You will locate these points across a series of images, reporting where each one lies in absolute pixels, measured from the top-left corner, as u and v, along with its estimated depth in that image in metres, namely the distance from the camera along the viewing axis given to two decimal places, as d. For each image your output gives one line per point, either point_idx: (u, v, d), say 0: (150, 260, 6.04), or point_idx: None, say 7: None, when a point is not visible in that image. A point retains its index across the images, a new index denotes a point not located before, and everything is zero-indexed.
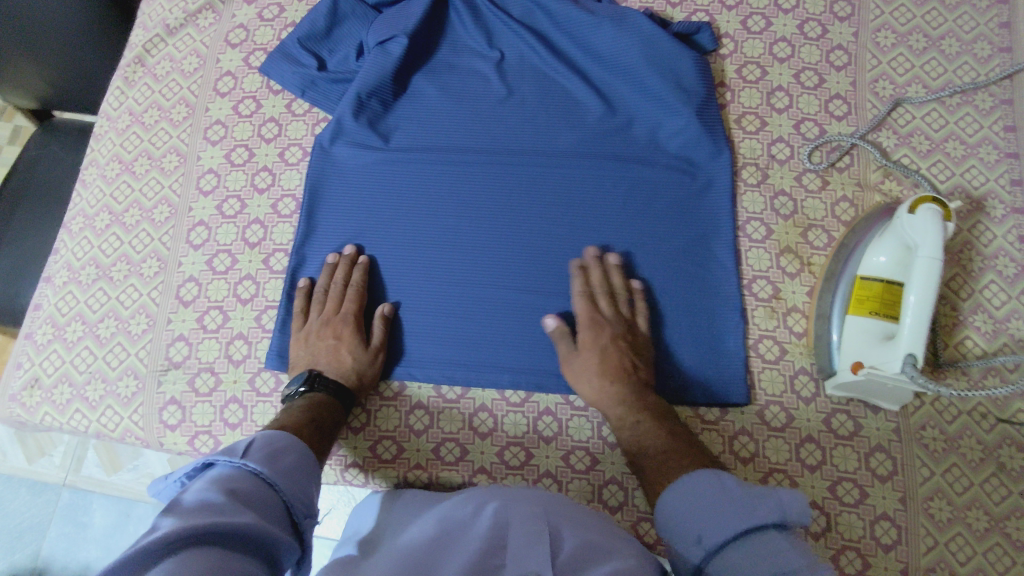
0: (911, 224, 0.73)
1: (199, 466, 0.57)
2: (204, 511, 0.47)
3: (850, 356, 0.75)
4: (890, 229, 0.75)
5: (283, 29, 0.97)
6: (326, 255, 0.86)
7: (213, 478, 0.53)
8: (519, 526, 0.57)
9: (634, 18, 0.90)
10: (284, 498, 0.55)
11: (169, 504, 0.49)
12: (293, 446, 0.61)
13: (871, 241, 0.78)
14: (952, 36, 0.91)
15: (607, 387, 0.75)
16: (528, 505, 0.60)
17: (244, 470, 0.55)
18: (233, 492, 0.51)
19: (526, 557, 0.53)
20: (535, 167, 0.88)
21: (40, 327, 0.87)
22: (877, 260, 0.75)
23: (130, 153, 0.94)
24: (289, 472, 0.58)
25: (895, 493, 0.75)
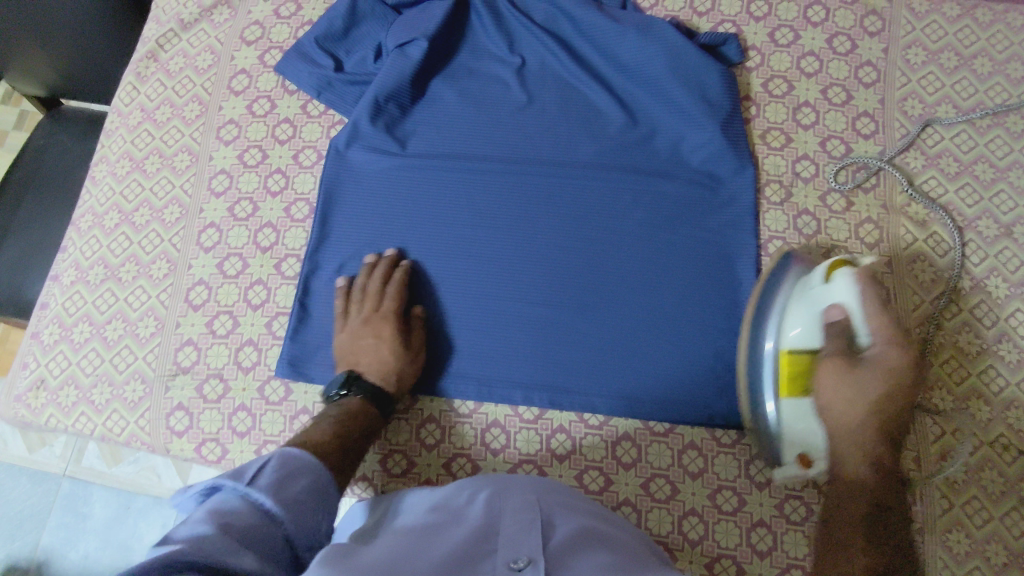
0: (829, 291, 0.71)
1: (208, 488, 0.54)
2: (193, 551, 0.44)
3: (793, 444, 0.72)
4: (801, 299, 0.73)
5: (299, 27, 0.95)
6: (365, 256, 0.84)
7: (214, 508, 0.50)
8: (512, 517, 0.55)
9: (659, 28, 0.88)
10: (287, 531, 0.52)
11: (161, 538, 0.46)
12: (311, 467, 0.57)
13: (786, 309, 0.74)
14: (985, 55, 0.89)
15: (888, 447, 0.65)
16: (522, 494, 0.58)
17: (247, 501, 0.52)
18: (227, 529, 0.48)
19: (523, 548, 0.51)
20: (554, 178, 0.86)
21: (47, 327, 0.85)
22: (797, 333, 0.72)
23: (141, 150, 0.92)
24: (300, 499, 0.54)
25: (914, 524, 0.73)
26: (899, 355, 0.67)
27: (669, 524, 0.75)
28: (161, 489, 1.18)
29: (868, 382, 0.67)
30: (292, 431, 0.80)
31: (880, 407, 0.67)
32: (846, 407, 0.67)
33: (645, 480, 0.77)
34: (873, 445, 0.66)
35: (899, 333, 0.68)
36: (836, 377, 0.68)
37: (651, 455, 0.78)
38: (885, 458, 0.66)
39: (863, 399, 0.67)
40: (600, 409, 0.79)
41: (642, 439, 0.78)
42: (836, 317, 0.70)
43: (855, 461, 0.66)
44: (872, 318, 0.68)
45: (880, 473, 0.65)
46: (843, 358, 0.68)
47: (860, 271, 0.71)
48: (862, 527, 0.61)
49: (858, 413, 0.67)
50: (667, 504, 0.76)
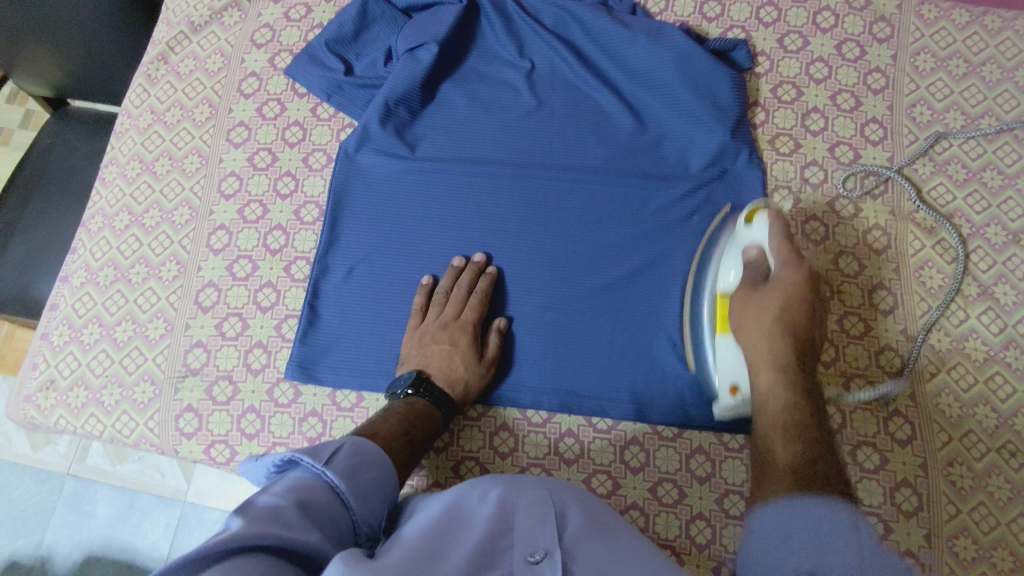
0: (749, 233, 0.73)
1: (286, 462, 0.56)
2: (274, 520, 0.46)
3: (727, 375, 0.72)
4: (731, 246, 0.76)
5: (309, 30, 0.95)
6: (453, 257, 0.84)
7: (292, 483, 0.52)
8: (525, 511, 0.54)
9: (669, 33, 0.88)
10: (354, 517, 0.53)
11: (245, 501, 0.49)
12: (378, 460, 0.59)
13: (722, 257, 0.77)
14: (993, 62, 0.89)
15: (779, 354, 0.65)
16: (534, 489, 0.57)
17: (321, 481, 0.54)
18: (303, 505, 0.50)
19: (539, 541, 0.51)
20: (562, 183, 0.86)
21: (57, 327, 0.86)
22: (729, 276, 0.74)
23: (151, 152, 0.92)
24: (367, 489, 0.55)
25: (921, 530, 0.73)
26: (796, 276, 0.67)
27: (677, 528, 0.75)
28: (164, 487, 1.18)
29: (770, 301, 0.67)
30: (301, 433, 0.80)
31: (788, 321, 0.66)
32: (754, 330, 0.67)
33: (653, 484, 0.77)
34: (785, 355, 0.65)
35: (794, 256, 0.68)
36: (745, 301, 0.69)
37: (659, 459, 0.78)
38: (796, 371, 0.64)
39: (767, 315, 0.66)
40: (608, 414, 0.79)
41: (650, 443, 0.78)
42: (751, 255, 0.71)
43: (767, 377, 0.64)
44: (775, 246, 0.69)
45: (792, 381, 0.63)
46: (748, 285, 0.70)
47: (773, 210, 0.72)
48: (786, 440, 0.59)
49: (767, 335, 0.66)
50: (675, 508, 0.76)
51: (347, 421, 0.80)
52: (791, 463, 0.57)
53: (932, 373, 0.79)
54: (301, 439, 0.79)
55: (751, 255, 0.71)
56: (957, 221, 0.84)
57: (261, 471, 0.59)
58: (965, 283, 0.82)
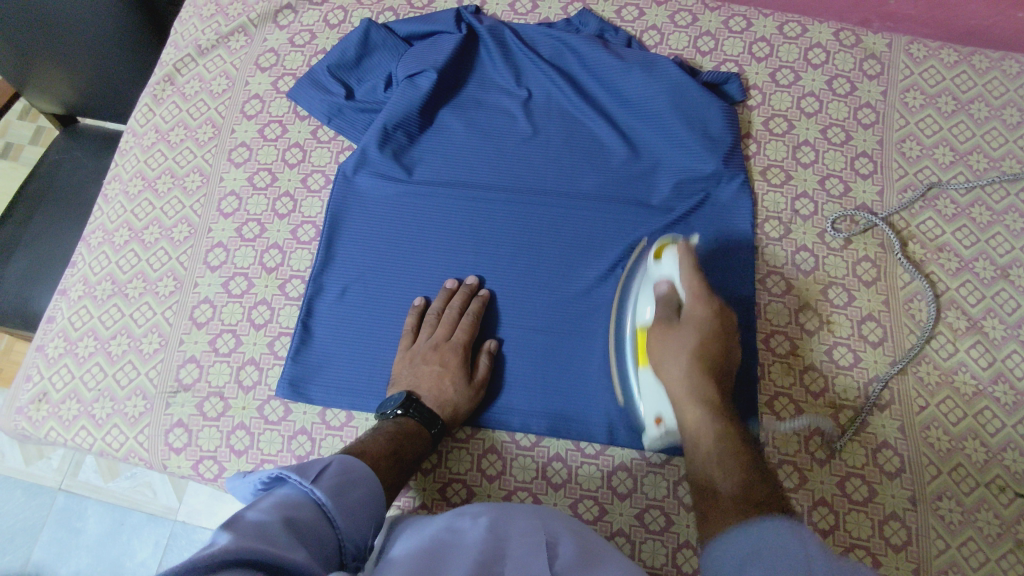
0: (659, 269, 0.75)
1: (274, 479, 0.56)
2: (260, 536, 0.46)
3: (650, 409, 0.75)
4: (642, 282, 0.79)
5: (313, 56, 0.98)
6: (445, 280, 0.85)
7: (279, 500, 0.52)
8: (518, 540, 0.54)
9: (662, 65, 0.90)
10: (340, 535, 0.53)
11: (231, 516, 0.49)
12: (365, 481, 0.59)
13: (635, 294, 0.79)
14: (981, 101, 0.91)
15: (698, 381, 0.68)
16: (527, 518, 0.57)
17: (308, 498, 0.54)
18: (290, 522, 0.50)
19: (533, 566, 0.50)
20: (555, 209, 0.88)
21: (53, 340, 0.86)
22: (645, 311, 0.76)
23: (154, 170, 0.94)
24: (354, 508, 0.56)
25: (909, 564, 0.73)
26: (708, 314, 0.71)
27: (663, 556, 0.75)
28: (155, 505, 1.18)
29: (682, 342, 0.69)
30: (289, 451, 0.80)
31: (702, 357, 0.69)
32: (674, 365, 0.70)
33: (640, 511, 0.76)
34: (706, 393, 0.67)
35: (702, 288, 0.71)
36: (660, 340, 0.71)
37: (646, 486, 0.77)
38: (718, 404, 0.67)
39: (684, 351, 0.69)
40: (597, 438, 0.79)
41: (638, 469, 0.78)
42: (662, 290, 0.74)
43: (693, 414, 0.67)
44: (685, 279, 0.72)
45: (715, 414, 0.66)
46: (663, 323, 0.72)
47: (680, 244, 0.74)
48: (722, 474, 0.62)
49: (684, 369, 0.68)
50: (661, 535, 0.75)
51: (336, 440, 0.80)
52: (729, 496, 0.60)
53: (920, 407, 0.79)
54: (289, 456, 0.80)
55: (663, 289, 0.73)
56: (946, 255, 0.85)
57: (247, 487, 0.59)
58: (954, 317, 0.83)
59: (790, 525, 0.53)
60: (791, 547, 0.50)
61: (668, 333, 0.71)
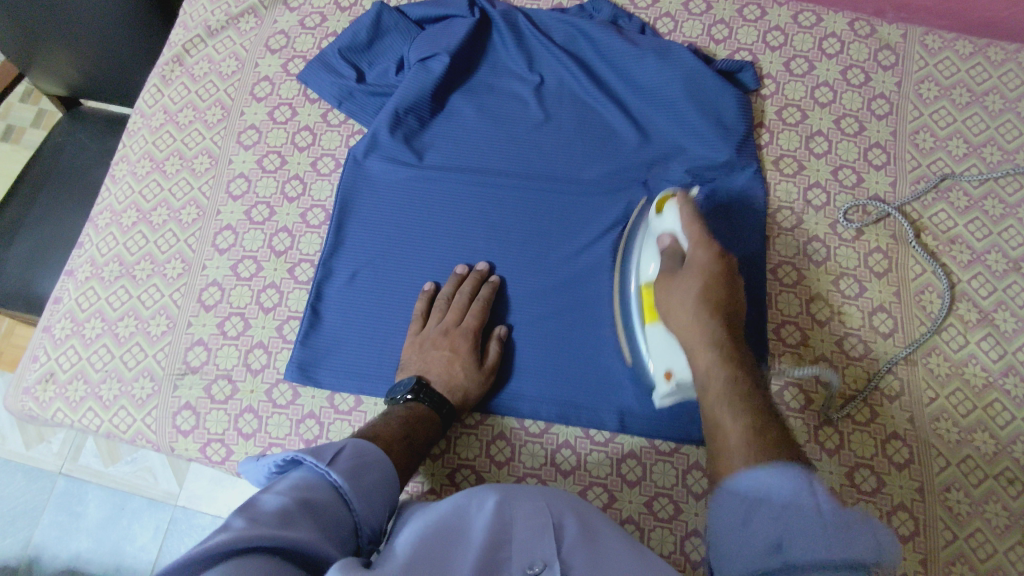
0: (662, 222, 0.75)
1: (289, 461, 0.56)
2: (276, 520, 0.46)
3: (661, 365, 0.73)
4: (644, 240, 0.79)
5: (323, 38, 0.97)
6: (455, 266, 0.85)
7: (295, 482, 0.52)
8: (523, 522, 0.53)
9: (676, 52, 0.90)
10: (356, 518, 0.53)
11: (249, 499, 0.49)
12: (380, 463, 0.59)
13: (640, 252, 0.79)
14: (996, 93, 0.91)
15: (705, 325, 0.65)
16: (533, 500, 0.56)
17: (324, 480, 0.54)
18: (307, 505, 0.50)
19: (537, 552, 0.51)
20: (566, 196, 0.87)
21: (59, 321, 0.86)
22: (649, 267, 0.76)
23: (162, 151, 0.93)
24: (369, 490, 0.56)
25: (917, 555, 0.73)
26: (709, 259, 0.68)
27: (671, 544, 0.74)
28: (156, 490, 1.18)
29: (688, 287, 0.67)
30: (297, 435, 0.80)
31: (710, 302, 0.66)
32: (682, 312, 0.67)
33: (649, 499, 0.76)
34: (716, 339, 0.64)
35: (704, 236, 0.70)
36: (667, 288, 0.69)
37: (656, 474, 0.77)
38: (730, 350, 0.64)
39: (690, 298, 0.66)
40: (606, 426, 0.79)
41: (647, 457, 0.78)
42: (666, 244, 0.73)
43: (704, 358, 0.64)
44: (689, 229, 0.71)
45: (725, 359, 0.63)
46: (666, 273, 0.70)
47: (680, 196, 0.74)
48: (731, 414, 0.59)
49: (691, 318, 0.66)
50: (669, 523, 0.75)
51: (345, 424, 0.80)
52: (739, 434, 0.57)
53: (930, 399, 0.79)
54: (297, 440, 0.79)
55: (665, 243, 0.72)
56: (958, 247, 0.85)
57: (261, 471, 0.59)
58: (965, 309, 0.82)
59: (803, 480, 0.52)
60: (806, 508, 0.49)
61: (672, 284, 0.69)
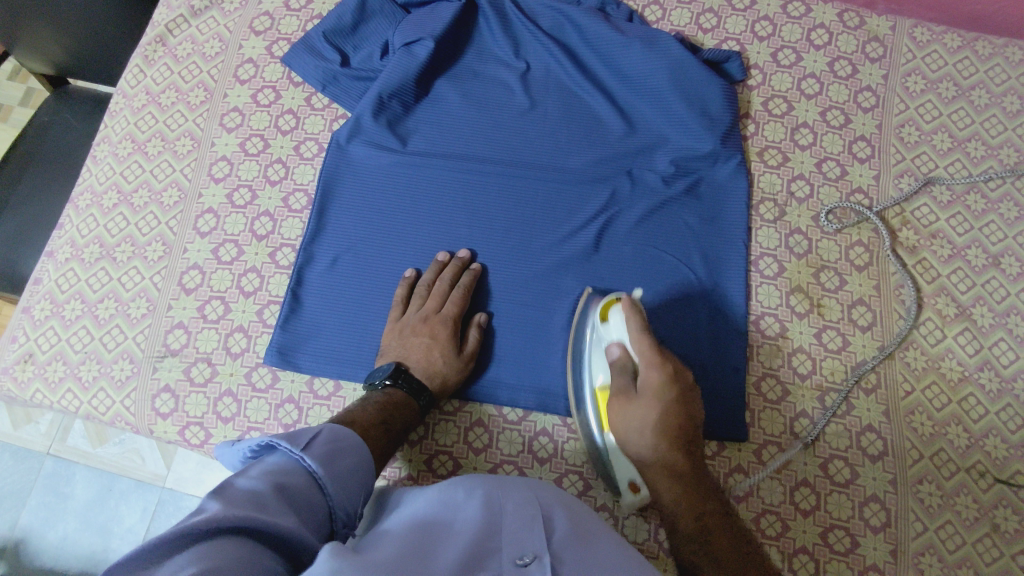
0: (610, 332, 0.72)
1: (263, 446, 0.56)
2: (251, 503, 0.47)
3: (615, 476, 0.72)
4: (594, 346, 0.75)
5: (308, 21, 0.96)
6: (437, 253, 0.85)
7: (269, 467, 0.52)
8: (512, 513, 0.53)
9: (663, 41, 0.89)
10: (331, 502, 0.53)
11: (223, 482, 0.49)
12: (355, 448, 0.59)
13: (586, 353, 0.76)
14: (982, 87, 0.91)
15: (667, 455, 0.65)
16: (522, 490, 0.56)
17: (298, 465, 0.54)
18: (281, 490, 0.50)
19: (527, 544, 0.51)
20: (549, 184, 0.87)
21: (39, 302, 0.86)
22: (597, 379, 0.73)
23: (144, 133, 0.93)
24: (344, 475, 0.56)
25: (887, 545, 0.74)
26: (663, 382, 0.66)
27: (645, 531, 0.75)
28: (142, 472, 1.18)
29: (644, 415, 0.66)
30: (276, 419, 0.80)
31: (669, 428, 0.65)
32: (638, 437, 0.66)
33: None
34: (678, 462, 0.66)
35: (655, 352, 0.67)
36: (621, 415, 0.67)
37: None
38: (689, 469, 0.66)
39: (648, 427, 0.65)
40: None
41: None
42: (615, 354, 0.70)
43: (666, 485, 0.66)
44: (638, 344, 0.68)
45: (687, 484, 0.65)
46: (621, 395, 0.68)
47: (627, 303, 0.71)
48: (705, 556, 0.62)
49: (650, 445, 0.65)
50: (644, 511, 0.76)
51: (324, 409, 0.80)
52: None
53: (906, 392, 0.79)
54: (275, 425, 0.80)
55: (615, 356, 0.70)
56: (939, 241, 0.85)
57: (236, 456, 0.59)
58: (944, 303, 0.83)
59: None
60: None
61: (625, 420, 0.67)
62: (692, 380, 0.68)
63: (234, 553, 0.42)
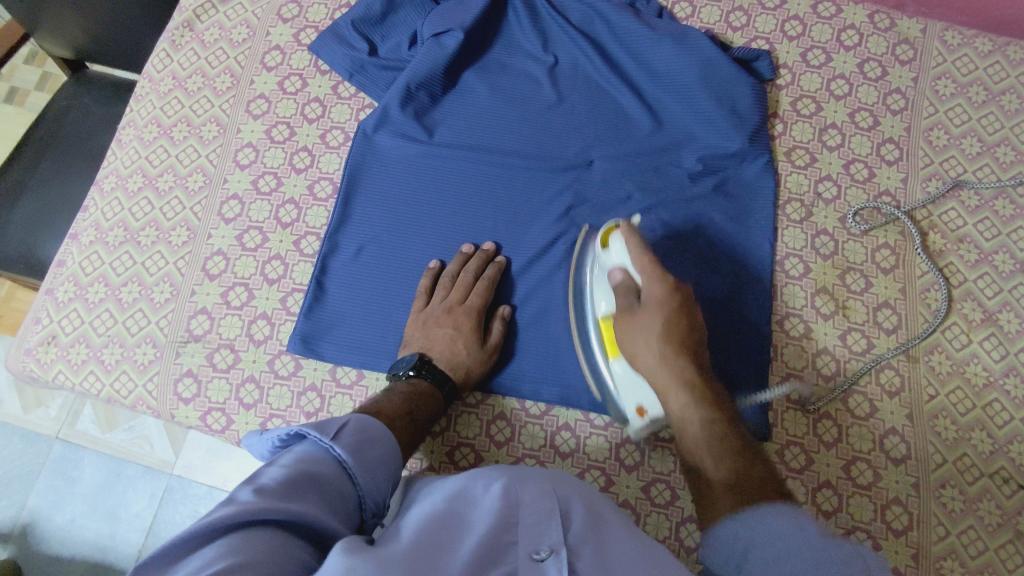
0: (609, 257, 0.74)
1: (292, 436, 0.56)
2: (284, 494, 0.46)
3: (631, 400, 0.73)
4: (596, 274, 0.77)
5: (336, 9, 0.96)
6: (462, 245, 0.84)
7: (300, 455, 0.52)
8: (530, 505, 0.52)
9: (694, 37, 0.89)
10: (360, 492, 0.53)
11: (255, 470, 0.49)
12: (384, 438, 0.58)
13: (592, 285, 0.78)
14: (1013, 92, 0.90)
15: (670, 364, 0.66)
16: (540, 482, 0.55)
17: (329, 455, 0.53)
18: (313, 479, 0.50)
19: (544, 538, 0.49)
20: (574, 179, 0.87)
21: (62, 284, 0.85)
22: (604, 305, 0.75)
23: (169, 117, 0.92)
24: (372, 465, 0.55)
25: (909, 549, 0.73)
26: (664, 292, 0.68)
27: (666, 529, 0.75)
28: (152, 458, 1.18)
29: (647, 326, 0.68)
30: (298, 407, 0.80)
31: (673, 341, 0.67)
32: (646, 350, 0.68)
33: (646, 484, 0.76)
34: (689, 377, 0.66)
35: (654, 267, 0.69)
36: (627, 333, 0.70)
37: (653, 459, 0.77)
38: (702, 387, 0.65)
39: (652, 337, 0.67)
40: (606, 410, 0.79)
41: (646, 443, 0.78)
42: (616, 278, 0.72)
43: (676, 398, 0.66)
44: (635, 261, 0.70)
45: (699, 403, 0.65)
46: (624, 311, 0.70)
47: (623, 227, 0.73)
48: (711, 458, 0.62)
49: (656, 349, 0.67)
50: (666, 509, 0.75)
51: (346, 399, 0.80)
52: (720, 475, 0.60)
53: (931, 396, 0.79)
54: (297, 412, 0.79)
55: (617, 277, 0.72)
56: (966, 246, 0.85)
57: (264, 444, 0.59)
58: (969, 308, 0.82)
59: (794, 508, 0.53)
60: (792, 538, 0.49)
61: (629, 330, 0.70)
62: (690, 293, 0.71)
63: (267, 545, 0.42)
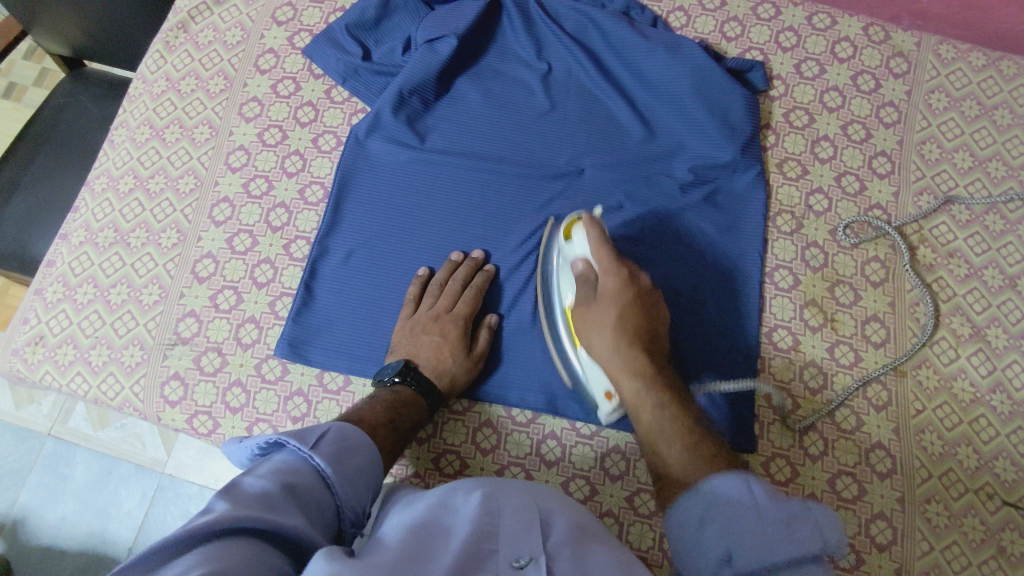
0: (572, 249, 0.74)
1: (272, 443, 0.56)
2: (260, 504, 0.46)
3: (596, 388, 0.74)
4: (561, 266, 0.76)
5: (331, 13, 0.96)
6: (451, 251, 0.85)
7: (277, 465, 0.52)
8: (511, 516, 0.52)
9: (687, 48, 0.89)
10: (338, 502, 0.53)
11: (230, 482, 0.49)
12: (364, 447, 0.59)
13: (556, 274, 0.78)
14: (1006, 107, 0.90)
15: (627, 357, 0.66)
16: (520, 494, 0.55)
17: (307, 465, 0.53)
18: (290, 488, 0.50)
19: (524, 546, 0.49)
20: (564, 186, 0.87)
21: (51, 284, 0.85)
22: (567, 297, 0.75)
23: (162, 119, 0.92)
24: (350, 475, 0.55)
25: (892, 564, 0.73)
26: (619, 285, 0.68)
27: (650, 539, 0.75)
28: (143, 457, 1.18)
29: (603, 318, 0.68)
30: (284, 411, 0.80)
31: (628, 330, 0.67)
32: (601, 341, 0.68)
33: (630, 494, 0.76)
34: (641, 366, 0.66)
35: (613, 262, 0.69)
36: (586, 323, 0.70)
37: (638, 469, 0.77)
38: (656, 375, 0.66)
39: (607, 330, 0.67)
40: (592, 419, 0.79)
41: (631, 453, 0.78)
42: (578, 269, 0.72)
43: (629, 387, 0.66)
44: (595, 253, 0.70)
45: (653, 390, 0.65)
46: (583, 303, 0.70)
47: (586, 219, 0.72)
48: (666, 441, 0.61)
49: (610, 341, 0.67)
50: (650, 519, 0.75)
51: (333, 404, 0.80)
52: (675, 455, 0.60)
53: (917, 410, 0.79)
54: (283, 417, 0.79)
55: (578, 268, 0.71)
56: (955, 260, 0.85)
57: (244, 452, 0.59)
58: (958, 323, 0.82)
59: None
60: None
61: (586, 322, 0.70)
62: (649, 284, 0.71)
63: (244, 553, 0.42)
